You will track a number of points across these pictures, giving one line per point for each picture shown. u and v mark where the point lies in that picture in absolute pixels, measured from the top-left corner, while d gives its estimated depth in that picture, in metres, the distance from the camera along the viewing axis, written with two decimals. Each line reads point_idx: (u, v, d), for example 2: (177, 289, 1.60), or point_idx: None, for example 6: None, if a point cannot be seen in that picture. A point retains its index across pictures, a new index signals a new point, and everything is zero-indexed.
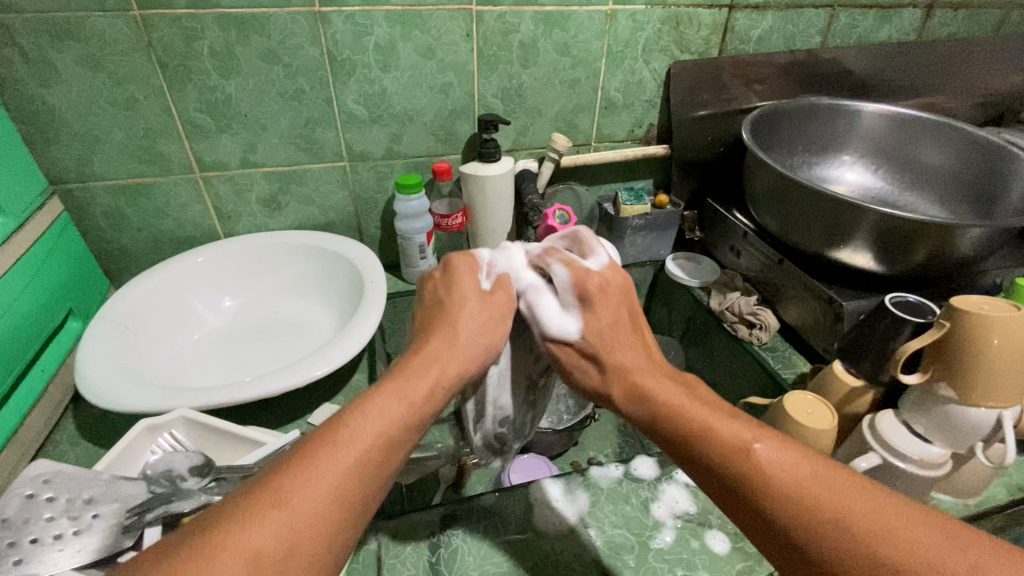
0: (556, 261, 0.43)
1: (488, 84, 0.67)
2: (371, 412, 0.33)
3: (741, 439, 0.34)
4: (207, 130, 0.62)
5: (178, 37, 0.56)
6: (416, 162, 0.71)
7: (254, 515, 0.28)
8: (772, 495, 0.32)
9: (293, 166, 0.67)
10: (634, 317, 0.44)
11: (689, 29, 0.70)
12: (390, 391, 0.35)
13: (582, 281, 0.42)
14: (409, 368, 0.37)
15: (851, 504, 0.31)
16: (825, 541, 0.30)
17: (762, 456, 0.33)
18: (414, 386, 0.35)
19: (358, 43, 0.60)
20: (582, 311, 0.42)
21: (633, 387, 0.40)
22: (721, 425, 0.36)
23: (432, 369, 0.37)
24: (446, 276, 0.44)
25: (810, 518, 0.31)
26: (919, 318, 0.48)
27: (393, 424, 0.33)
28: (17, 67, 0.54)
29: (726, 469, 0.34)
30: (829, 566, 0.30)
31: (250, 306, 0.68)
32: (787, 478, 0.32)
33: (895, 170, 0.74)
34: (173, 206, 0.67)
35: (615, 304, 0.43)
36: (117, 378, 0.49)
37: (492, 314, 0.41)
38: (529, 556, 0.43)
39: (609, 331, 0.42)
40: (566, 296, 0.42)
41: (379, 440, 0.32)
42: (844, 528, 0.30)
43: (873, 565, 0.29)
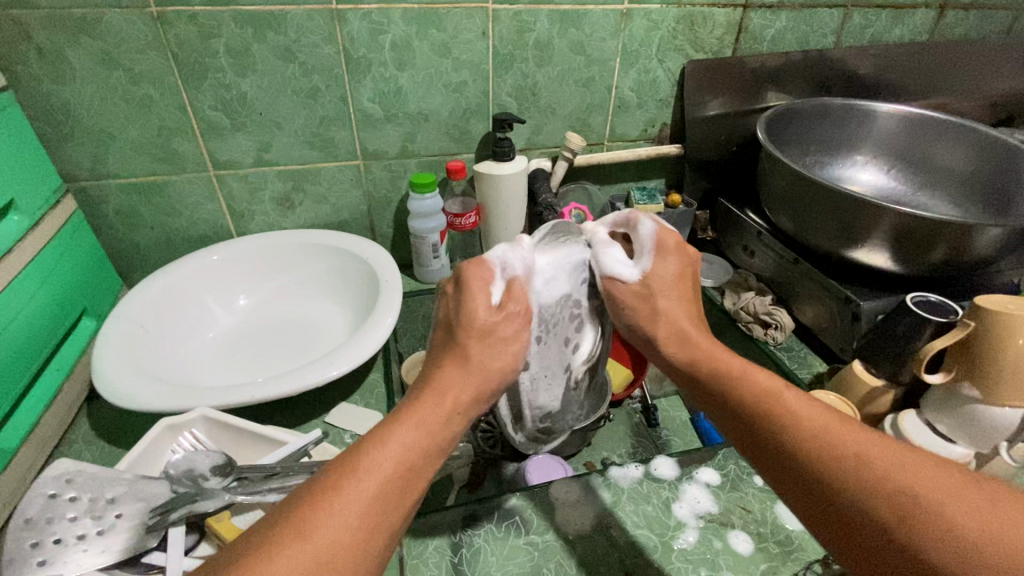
0: (646, 217, 0.43)
1: (502, 83, 0.67)
2: (389, 442, 0.33)
3: (771, 386, 0.36)
4: (221, 128, 0.62)
5: (194, 34, 0.56)
6: (430, 161, 0.71)
7: (280, 545, 0.27)
8: (790, 425, 0.33)
9: (307, 165, 0.67)
10: (688, 273, 0.44)
11: (703, 29, 0.70)
12: (410, 418, 0.34)
13: (664, 237, 0.43)
14: (424, 397, 0.36)
15: (873, 442, 0.30)
16: (843, 475, 0.30)
17: (787, 397, 0.34)
18: (432, 415, 0.35)
19: (374, 41, 0.60)
20: (653, 260, 0.43)
21: (676, 336, 0.42)
22: (751, 372, 0.37)
23: (448, 395, 0.36)
24: (458, 293, 0.40)
25: (825, 450, 0.31)
26: (942, 317, 0.48)
27: (413, 453, 0.33)
28: (32, 64, 0.53)
29: (748, 405, 0.35)
30: (839, 492, 0.29)
31: (264, 305, 0.68)
32: (806, 417, 0.33)
33: (910, 169, 0.74)
34: (186, 205, 0.66)
35: (684, 263, 0.44)
36: (133, 377, 0.49)
37: (505, 331, 0.39)
38: (552, 556, 0.43)
39: (672, 280, 0.43)
40: (643, 248, 0.43)
41: (400, 467, 0.32)
42: (860, 457, 0.30)
43: (887, 492, 0.28)
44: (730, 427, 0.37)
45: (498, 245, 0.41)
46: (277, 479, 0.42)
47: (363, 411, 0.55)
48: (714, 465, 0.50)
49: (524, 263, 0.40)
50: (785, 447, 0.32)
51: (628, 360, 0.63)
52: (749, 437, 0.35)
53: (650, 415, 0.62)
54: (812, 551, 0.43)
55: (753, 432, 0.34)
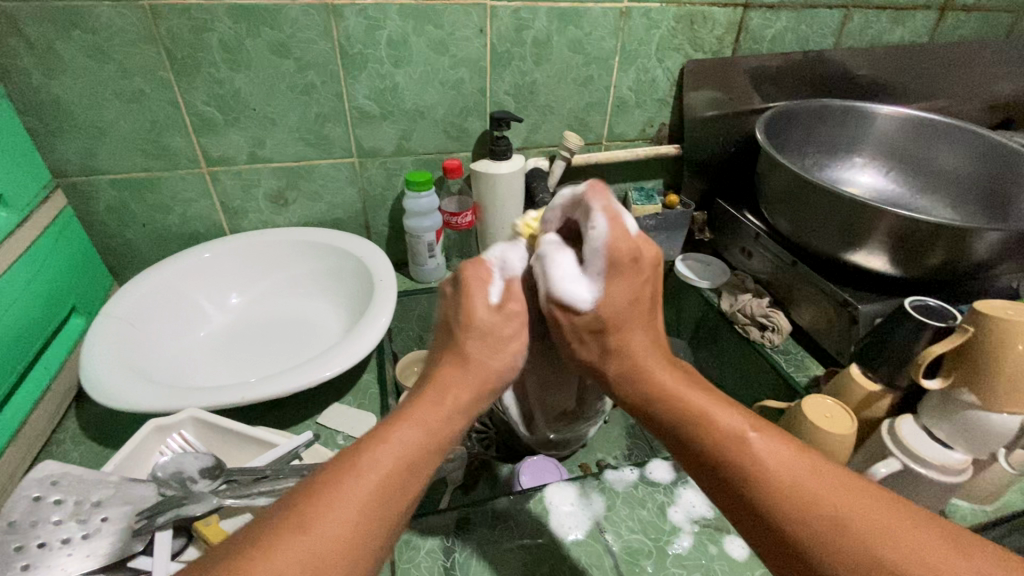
0: (597, 215, 0.36)
1: (500, 81, 0.67)
2: (389, 440, 0.32)
3: (736, 431, 0.34)
4: (215, 123, 0.61)
5: (187, 28, 0.55)
6: (426, 160, 0.70)
7: (277, 543, 0.27)
8: (765, 485, 0.32)
9: (302, 161, 0.66)
10: (643, 293, 0.38)
11: (703, 28, 0.69)
12: (410, 417, 0.33)
13: (620, 242, 0.36)
14: (426, 396, 0.35)
15: (852, 502, 0.30)
16: (825, 542, 0.29)
17: (760, 448, 0.33)
18: (433, 413, 0.34)
19: (370, 37, 0.59)
20: (605, 279, 0.37)
21: (633, 370, 0.39)
22: (715, 412, 0.35)
23: (448, 394, 0.35)
24: (458, 291, 0.39)
25: (802, 512, 0.30)
26: (940, 322, 0.48)
27: (413, 451, 0.32)
28: (20, 56, 0.52)
29: (718, 458, 0.34)
30: (819, 558, 0.29)
31: (257, 303, 0.67)
32: (783, 474, 0.32)
33: (907, 172, 0.73)
34: (178, 201, 0.66)
35: (643, 279, 0.38)
36: (123, 376, 0.48)
37: (504, 332, 0.39)
38: (546, 561, 0.43)
39: (627, 305, 0.38)
40: (593, 258, 0.36)
41: (399, 467, 0.31)
42: (842, 526, 0.29)
43: (870, 567, 0.28)
44: (698, 471, 0.35)
45: (497, 245, 0.42)
46: (266, 482, 0.41)
47: (352, 412, 0.55)
48: None
49: (523, 263, 0.41)
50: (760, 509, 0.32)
51: None
52: (720, 490, 0.34)
53: (645, 417, 0.61)
54: None
55: (724, 484, 0.33)
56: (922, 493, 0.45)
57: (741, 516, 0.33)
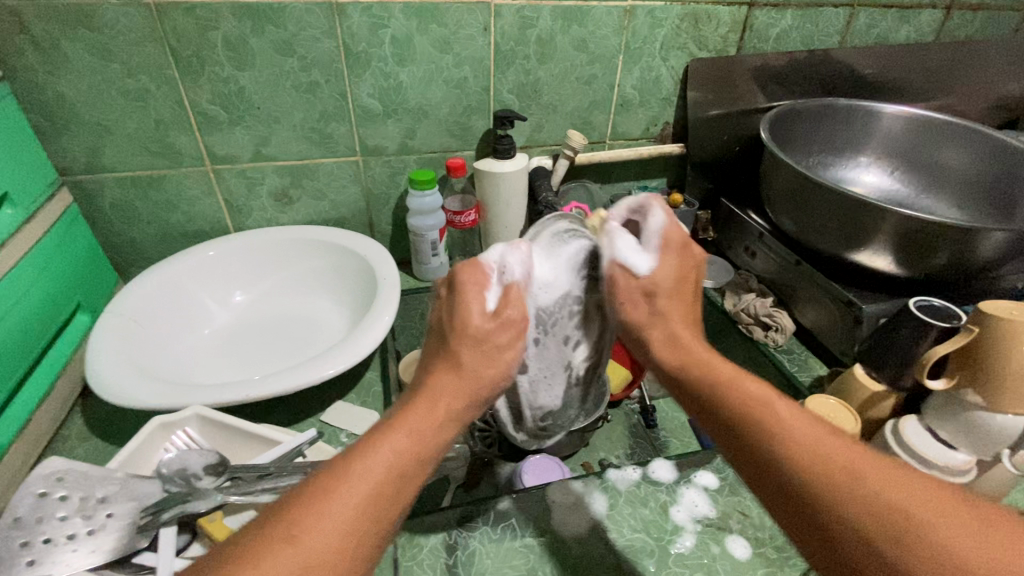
0: (658, 206, 0.40)
1: (503, 80, 0.67)
2: (379, 449, 0.32)
3: (763, 394, 0.35)
4: (219, 122, 0.61)
5: (192, 27, 0.55)
6: (429, 158, 0.70)
7: (265, 553, 0.27)
8: (780, 437, 0.32)
9: (305, 160, 0.66)
10: (689, 274, 0.42)
11: (707, 27, 0.69)
12: (400, 425, 0.33)
13: (672, 233, 0.40)
14: (415, 404, 0.35)
15: (866, 458, 0.30)
16: (840, 492, 0.29)
17: (779, 406, 0.34)
18: (423, 421, 0.34)
19: (374, 35, 0.59)
20: (660, 256, 0.40)
21: (670, 341, 0.40)
22: (742, 379, 0.36)
23: (440, 402, 0.35)
24: (452, 297, 0.39)
25: (816, 463, 0.30)
26: (946, 324, 0.47)
27: (403, 459, 0.32)
28: (27, 55, 0.53)
29: (738, 415, 0.34)
30: (831, 509, 0.29)
31: (260, 302, 0.67)
32: (798, 429, 0.32)
33: (913, 172, 0.73)
34: (183, 199, 0.66)
35: (687, 266, 0.41)
36: (127, 374, 0.48)
37: (500, 340, 0.37)
38: (548, 559, 0.43)
39: (673, 282, 0.40)
40: (652, 241, 0.40)
41: (389, 476, 0.31)
42: (856, 476, 0.29)
43: (883, 513, 0.28)
44: (718, 435, 0.36)
45: (497, 246, 0.39)
46: (270, 480, 0.41)
47: (357, 411, 0.55)
48: (712, 469, 0.50)
49: (523, 267, 0.38)
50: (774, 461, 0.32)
51: (627, 360, 0.62)
52: (738, 450, 0.34)
53: (648, 416, 0.61)
54: None
55: (744, 441, 0.34)
56: None
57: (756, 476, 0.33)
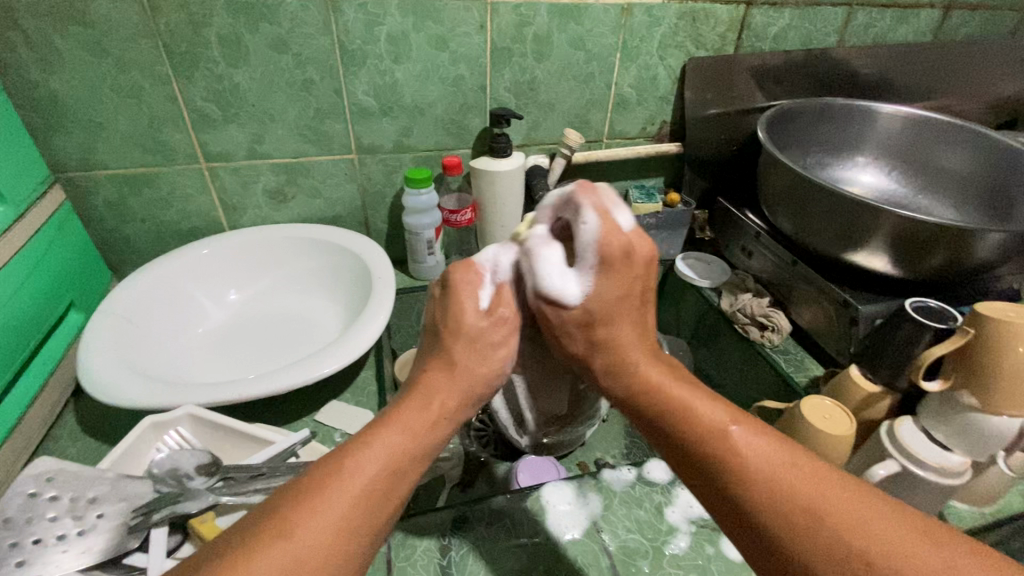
0: (589, 212, 0.36)
1: (500, 78, 0.66)
2: (373, 445, 0.32)
3: (718, 423, 0.33)
4: (214, 119, 0.61)
5: (186, 23, 0.54)
6: (425, 156, 0.70)
7: (259, 548, 0.27)
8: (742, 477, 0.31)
9: (301, 157, 0.66)
10: (634, 287, 0.38)
11: (705, 26, 0.69)
12: (395, 422, 0.33)
13: (609, 242, 0.36)
14: (411, 401, 0.35)
15: (829, 495, 0.30)
16: (800, 536, 0.29)
17: (739, 439, 0.32)
18: (419, 417, 0.34)
19: (369, 33, 0.59)
20: (595, 275, 0.37)
21: (619, 362, 0.38)
22: (697, 405, 0.35)
23: (435, 399, 0.36)
24: (446, 296, 0.39)
25: (781, 507, 0.30)
26: (941, 324, 0.47)
27: (398, 455, 0.32)
28: (18, 51, 0.52)
29: (699, 450, 0.33)
30: (798, 556, 0.29)
31: (256, 300, 0.67)
32: (762, 467, 0.31)
33: (909, 172, 0.73)
34: (177, 197, 0.65)
35: (633, 277, 0.38)
36: (120, 372, 0.48)
37: (493, 337, 0.38)
38: (542, 560, 0.43)
39: (615, 300, 0.37)
40: (584, 255, 0.36)
41: (383, 471, 0.31)
42: (821, 520, 0.29)
43: (847, 560, 0.27)
44: (681, 466, 0.34)
45: (490, 246, 0.40)
46: (263, 480, 0.41)
47: (354, 411, 0.55)
48: None
49: (516, 270, 0.39)
50: (740, 501, 0.31)
51: None
52: (699, 485, 0.33)
53: None
54: None
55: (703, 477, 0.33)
56: (921, 496, 0.44)
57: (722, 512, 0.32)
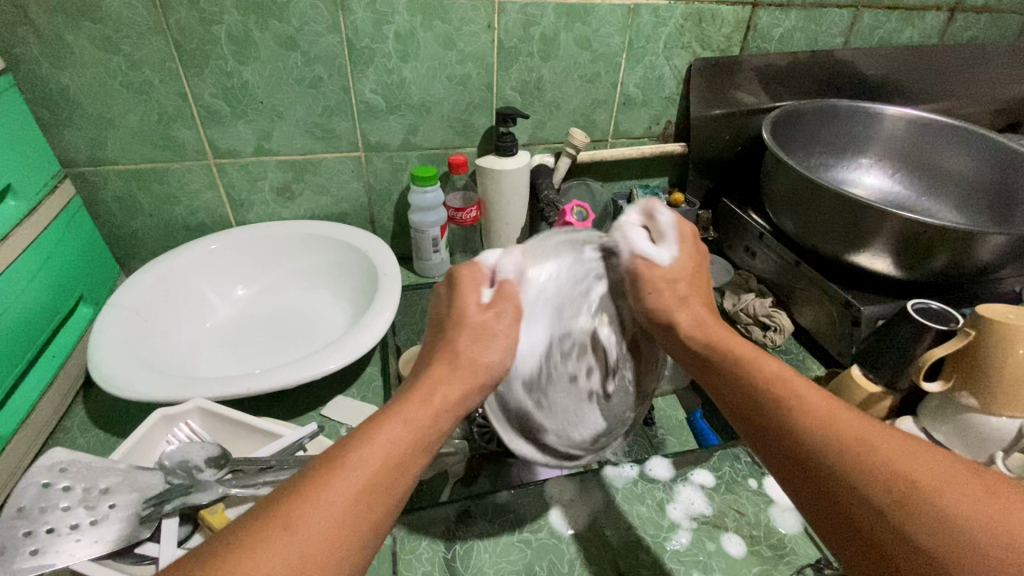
0: (664, 206, 0.45)
1: (506, 77, 0.67)
2: (376, 437, 0.32)
3: (783, 371, 0.35)
4: (222, 116, 0.61)
5: (196, 20, 0.55)
6: (432, 154, 0.70)
7: (262, 543, 0.27)
8: (799, 409, 0.32)
9: (308, 155, 0.67)
10: (702, 266, 0.46)
11: (711, 27, 0.69)
12: (397, 415, 0.34)
13: (682, 229, 0.46)
14: (414, 394, 0.36)
15: (879, 430, 0.30)
16: (849, 459, 0.29)
17: (797, 385, 0.34)
18: (420, 411, 0.35)
19: (377, 31, 0.59)
20: (677, 248, 0.44)
21: (699, 323, 0.42)
22: (765, 358, 0.37)
23: (435, 393, 0.36)
24: (452, 291, 0.41)
25: (831, 434, 0.30)
26: (943, 326, 0.48)
27: (399, 450, 0.32)
28: (31, 47, 0.53)
29: (761, 386, 0.35)
30: (844, 484, 0.29)
31: (263, 296, 0.67)
32: (815, 400, 0.32)
33: (913, 174, 0.73)
34: (185, 193, 0.66)
35: (697, 255, 0.46)
36: (130, 366, 0.48)
37: (494, 328, 0.38)
38: (546, 555, 0.43)
39: (686, 266, 0.44)
40: (668, 234, 0.45)
41: (385, 464, 0.31)
42: (870, 445, 0.29)
43: (891, 483, 0.28)
44: (738, 412, 0.36)
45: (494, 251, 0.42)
46: (271, 473, 0.42)
47: (359, 406, 0.55)
48: (709, 467, 0.50)
49: (516, 267, 0.40)
50: (793, 434, 0.32)
51: None
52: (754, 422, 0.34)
53: (646, 414, 0.61)
54: (803, 556, 0.43)
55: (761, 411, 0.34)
56: None
57: (772, 454, 0.33)
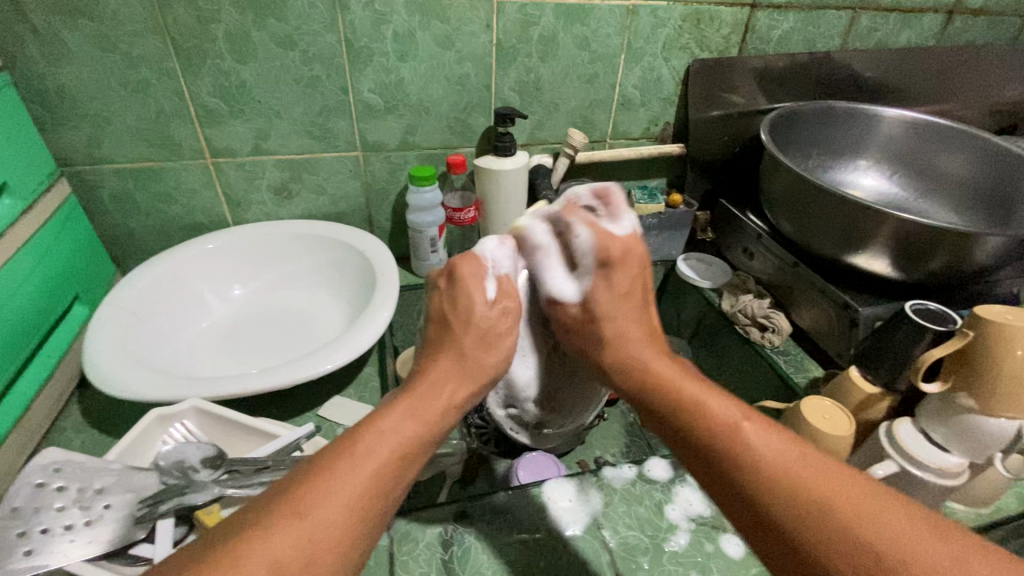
0: (581, 224, 0.57)
1: (507, 76, 0.83)
2: (726, 431, 0.44)
3: (733, 421, 0.45)
4: (376, 110, 0.82)
5: (370, 20, 0.74)
6: (429, 153, 0.88)
7: (271, 528, 0.36)
8: (760, 464, 0.41)
9: (444, 147, 0.88)
10: (636, 287, 0.59)
11: (709, 28, 0.85)
12: (719, 422, 0.45)
13: (606, 244, 0.56)
14: (712, 399, 0.47)
15: (852, 487, 0.39)
16: (811, 519, 0.38)
17: (749, 437, 0.43)
18: (723, 412, 0.46)
19: (442, 44, 0.78)
20: (593, 277, 0.58)
21: (654, 382, 0.53)
22: (718, 409, 0.46)
23: (719, 401, 0.47)
24: (458, 285, 0.56)
25: (787, 499, 0.39)
26: (941, 327, 0.59)
27: (752, 435, 0.43)
28: (215, 28, 0.70)
29: (739, 460, 0.42)
30: (810, 551, 0.37)
31: (271, 294, 0.86)
32: (774, 457, 0.41)
33: (908, 177, 0.88)
34: (331, 182, 0.88)
35: (630, 277, 0.58)
36: (166, 384, 0.61)
37: (501, 328, 0.56)
38: (643, 546, 0.55)
39: (617, 294, 0.58)
40: (586, 261, 0.57)
41: (771, 452, 0.42)
42: (852, 519, 0.37)
43: (863, 555, 0.35)
44: (710, 481, 0.45)
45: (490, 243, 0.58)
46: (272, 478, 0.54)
47: (361, 410, 0.70)
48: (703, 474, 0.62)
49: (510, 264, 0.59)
50: (755, 502, 0.41)
51: None
52: (724, 485, 0.43)
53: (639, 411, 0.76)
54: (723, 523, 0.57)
55: (732, 479, 0.43)
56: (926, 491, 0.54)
57: (747, 519, 0.41)
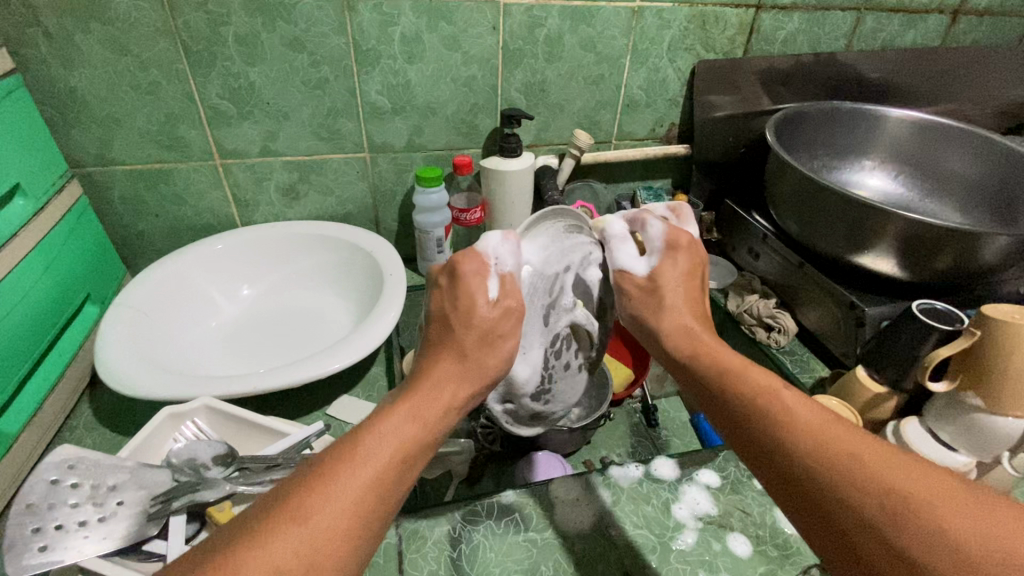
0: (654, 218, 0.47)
1: (370, 81, 0.63)
2: (384, 431, 0.33)
3: (414, 433, 0.34)
4: (229, 117, 0.62)
5: (204, 21, 0.55)
6: (296, 162, 0.67)
7: None
8: (357, 486, 0.30)
9: (312, 156, 0.67)
10: (697, 269, 0.47)
11: (715, 28, 0.69)
12: (400, 412, 0.34)
13: (675, 235, 0.46)
14: (423, 390, 0.36)
15: (875, 448, 0.30)
16: (845, 500, 0.28)
17: (367, 442, 0.32)
18: (427, 406, 0.35)
19: (296, 44, 0.59)
20: (661, 257, 0.45)
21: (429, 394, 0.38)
22: (431, 415, 0.35)
23: (443, 391, 0.37)
24: None
25: (816, 458, 0.30)
26: (949, 326, 0.48)
27: (406, 441, 0.33)
28: (40, 48, 0.53)
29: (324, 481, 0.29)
30: (853, 520, 0.28)
31: (264, 299, 0.67)
32: (802, 421, 0.32)
33: (916, 176, 0.73)
34: (192, 193, 0.66)
35: (693, 260, 0.47)
36: None
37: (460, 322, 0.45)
38: (550, 555, 0.43)
39: (679, 276, 0.45)
40: (654, 245, 0.46)
41: (392, 457, 0.31)
42: (861, 465, 0.29)
43: (891, 505, 0.27)
44: None
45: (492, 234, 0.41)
46: None
47: None
48: (713, 467, 0.50)
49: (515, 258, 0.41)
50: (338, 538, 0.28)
51: (629, 360, 0.61)
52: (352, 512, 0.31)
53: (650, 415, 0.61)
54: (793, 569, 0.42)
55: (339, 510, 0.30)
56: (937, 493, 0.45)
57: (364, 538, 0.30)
